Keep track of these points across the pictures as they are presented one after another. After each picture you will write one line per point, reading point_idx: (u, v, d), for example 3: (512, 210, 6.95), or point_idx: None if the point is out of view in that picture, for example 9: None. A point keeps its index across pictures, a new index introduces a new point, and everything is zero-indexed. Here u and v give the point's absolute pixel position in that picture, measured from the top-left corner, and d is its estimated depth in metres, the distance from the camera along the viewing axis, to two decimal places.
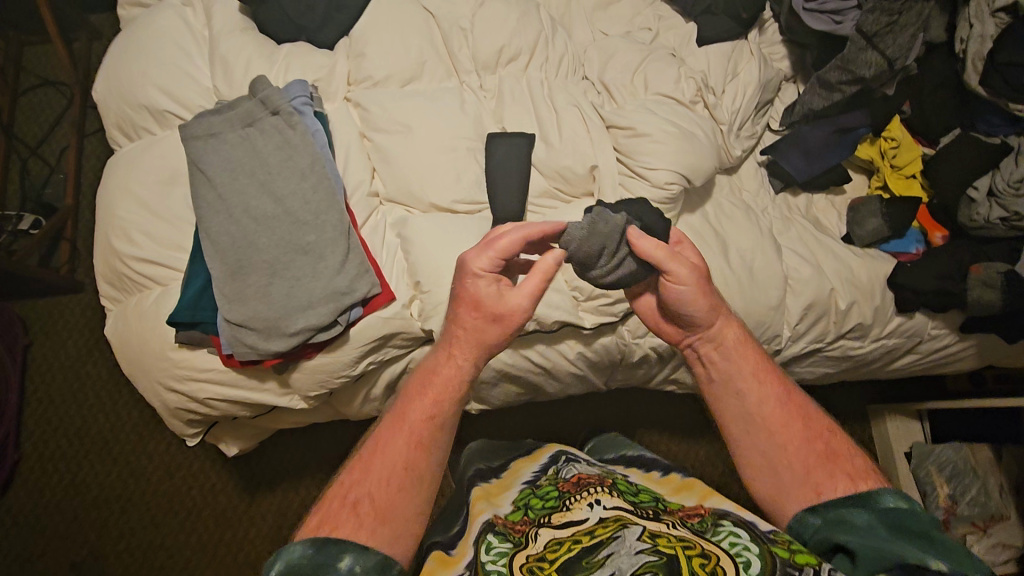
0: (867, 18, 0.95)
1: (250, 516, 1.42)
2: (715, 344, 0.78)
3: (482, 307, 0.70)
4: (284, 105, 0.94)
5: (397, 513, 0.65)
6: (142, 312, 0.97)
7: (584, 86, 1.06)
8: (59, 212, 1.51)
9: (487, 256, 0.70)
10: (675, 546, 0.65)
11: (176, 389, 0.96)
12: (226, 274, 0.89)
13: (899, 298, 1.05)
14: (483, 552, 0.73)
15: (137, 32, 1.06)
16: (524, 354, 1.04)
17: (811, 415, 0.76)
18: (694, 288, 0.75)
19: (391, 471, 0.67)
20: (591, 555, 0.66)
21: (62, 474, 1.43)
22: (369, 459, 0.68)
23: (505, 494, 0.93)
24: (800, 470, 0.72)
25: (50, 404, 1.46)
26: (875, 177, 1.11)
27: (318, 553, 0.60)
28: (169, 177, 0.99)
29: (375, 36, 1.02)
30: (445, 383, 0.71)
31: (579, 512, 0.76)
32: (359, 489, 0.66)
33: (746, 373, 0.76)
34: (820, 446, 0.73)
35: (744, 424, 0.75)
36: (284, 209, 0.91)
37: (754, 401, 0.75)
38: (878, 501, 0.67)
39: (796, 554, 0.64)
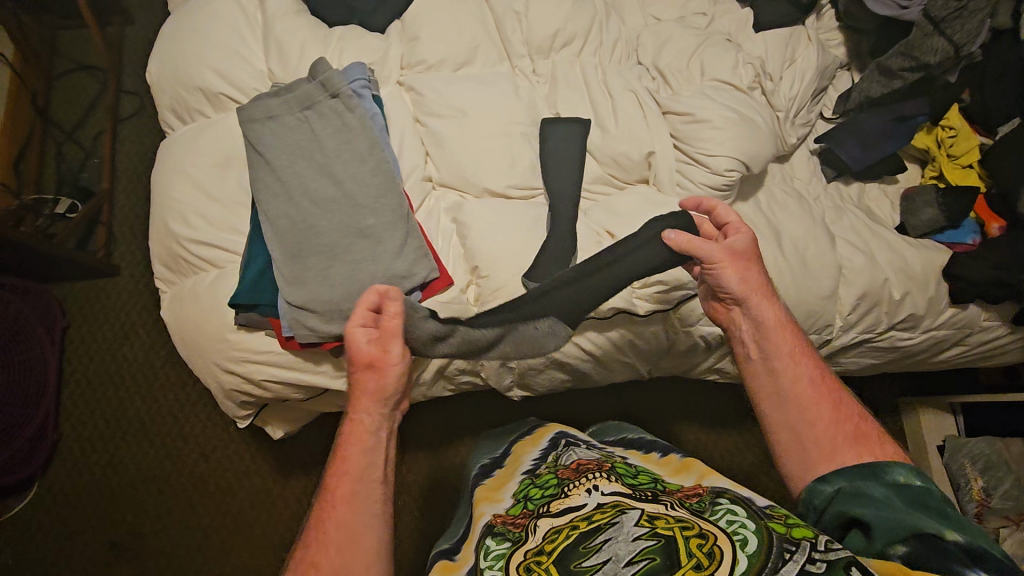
0: (936, 2, 0.92)
1: (284, 497, 1.43)
2: (752, 322, 0.80)
3: (366, 363, 0.73)
4: (344, 88, 0.92)
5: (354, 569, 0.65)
6: (198, 294, 0.98)
7: (638, 72, 1.05)
8: (96, 196, 1.52)
9: (358, 316, 0.74)
10: (672, 527, 0.66)
11: (232, 370, 0.97)
12: (287, 256, 0.89)
13: (953, 289, 1.04)
14: (483, 559, 0.73)
15: (189, 14, 1.06)
16: (573, 341, 1.04)
17: (845, 398, 0.78)
18: (729, 268, 0.79)
19: (326, 543, 0.67)
20: (587, 540, 0.67)
21: (99, 455, 1.45)
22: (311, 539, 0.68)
23: (506, 487, 0.94)
24: (827, 447, 0.74)
25: (88, 386, 1.48)
26: (929, 167, 1.10)
27: None
28: (225, 160, 0.99)
29: (428, 20, 1.03)
30: (358, 443, 0.72)
31: (578, 497, 0.79)
32: (317, 553, 0.66)
33: (783, 354, 0.79)
34: (850, 427, 0.75)
35: (777, 401, 0.78)
36: (344, 192, 0.90)
37: (787, 382, 0.78)
38: (890, 473, 0.70)
39: (793, 529, 0.65)
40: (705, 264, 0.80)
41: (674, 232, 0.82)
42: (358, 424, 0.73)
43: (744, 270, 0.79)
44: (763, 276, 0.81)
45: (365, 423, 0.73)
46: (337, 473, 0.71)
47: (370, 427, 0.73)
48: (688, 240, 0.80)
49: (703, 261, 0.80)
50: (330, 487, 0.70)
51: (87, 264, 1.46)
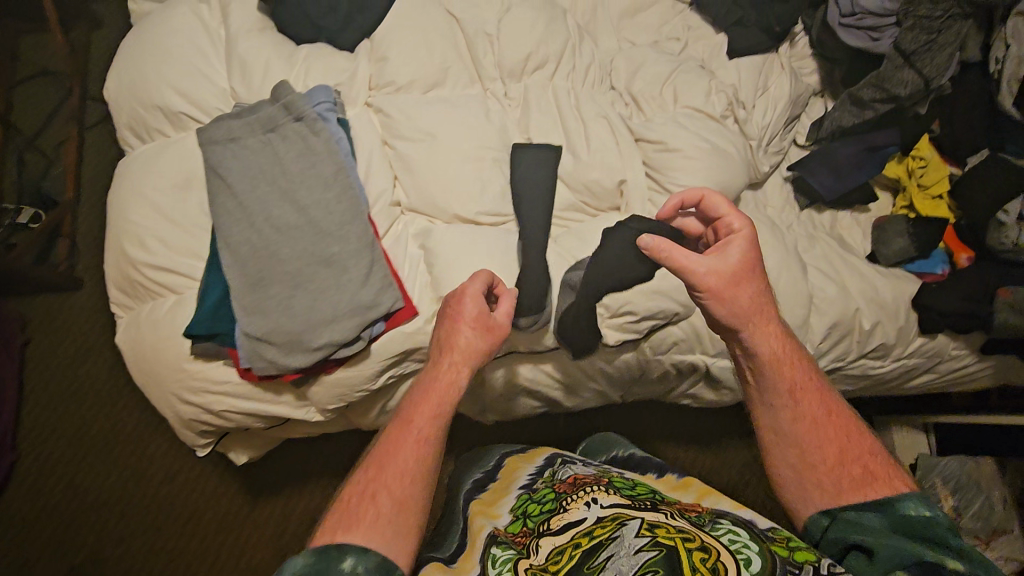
0: (906, 36, 0.95)
1: (250, 520, 1.40)
2: (747, 351, 0.76)
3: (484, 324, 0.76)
4: (308, 111, 0.89)
5: (411, 505, 0.66)
6: (154, 322, 0.94)
7: (611, 97, 1.04)
8: (57, 206, 1.46)
9: (477, 282, 0.77)
10: (675, 538, 0.67)
11: (190, 401, 0.93)
12: (247, 284, 0.86)
13: (923, 318, 1.04)
14: (491, 567, 0.73)
15: (152, 29, 1.02)
16: (543, 368, 1.03)
17: (853, 435, 0.73)
18: (717, 298, 0.74)
19: (399, 472, 0.67)
20: (590, 560, 0.67)
21: (60, 476, 1.40)
22: (380, 459, 0.68)
23: (503, 502, 0.89)
24: (829, 487, 0.71)
25: (48, 404, 1.43)
26: (900, 197, 1.09)
27: (318, 560, 0.59)
28: (185, 182, 0.96)
29: (397, 40, 1.01)
30: (442, 389, 0.72)
31: (577, 511, 0.77)
32: (378, 482, 0.66)
33: (784, 390, 0.75)
34: (858, 469, 0.71)
35: (777, 436, 0.74)
36: (307, 219, 0.87)
37: (786, 419, 0.74)
38: (900, 507, 0.67)
39: (795, 552, 0.67)
40: (694, 290, 0.75)
41: (651, 235, 0.74)
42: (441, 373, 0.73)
43: (734, 297, 0.74)
44: (763, 299, 0.75)
45: (448, 374, 0.73)
46: (416, 407, 0.71)
47: (455, 385, 0.73)
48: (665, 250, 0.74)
49: (689, 287, 0.75)
50: (409, 418, 0.70)
51: (48, 277, 1.41)
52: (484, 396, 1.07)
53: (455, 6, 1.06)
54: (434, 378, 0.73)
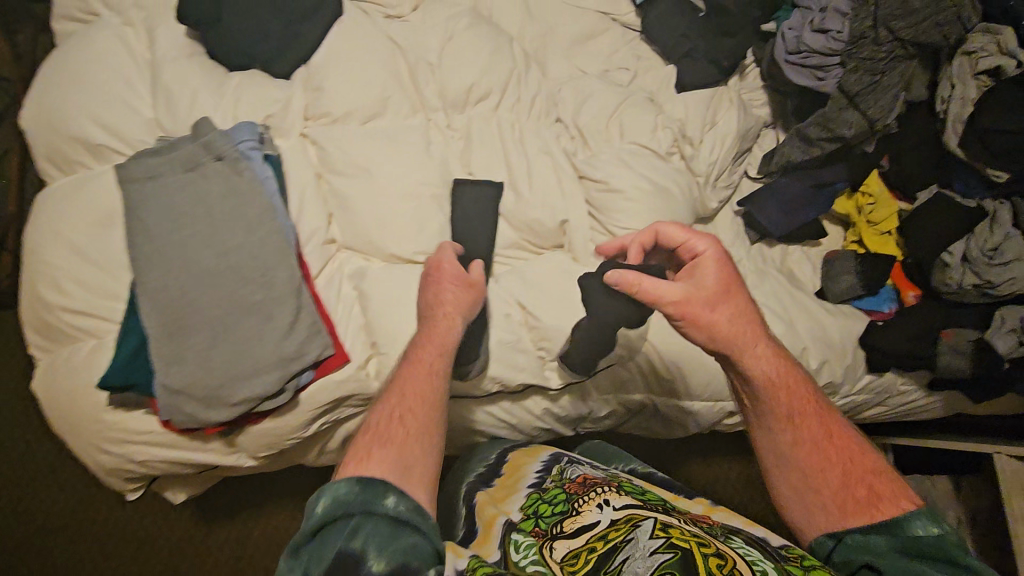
0: (850, 78, 0.93)
1: (208, 542, 1.35)
2: (742, 377, 0.76)
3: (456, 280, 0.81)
4: (229, 151, 0.85)
5: (429, 427, 0.71)
6: (71, 368, 0.89)
7: (557, 130, 1.01)
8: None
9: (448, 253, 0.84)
10: (689, 540, 0.68)
11: (111, 451, 0.89)
12: (166, 334, 0.82)
13: (869, 356, 1.03)
14: (515, 554, 0.73)
15: (72, 53, 0.97)
16: (487, 409, 1.00)
17: (855, 453, 0.73)
18: (694, 326, 0.75)
19: (411, 402, 0.72)
20: (609, 561, 0.68)
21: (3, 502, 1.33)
22: (400, 394, 0.73)
23: (513, 495, 0.87)
24: (834, 511, 0.71)
25: None
26: (850, 232, 1.09)
27: (363, 491, 0.63)
28: (105, 219, 0.91)
29: (334, 69, 0.96)
30: (438, 337, 0.77)
31: (589, 513, 0.77)
32: (401, 408, 0.72)
33: (780, 414, 0.74)
34: (863, 490, 0.71)
35: (778, 463, 0.74)
36: (229, 264, 0.83)
37: (786, 444, 0.74)
38: (907, 528, 0.66)
39: (811, 568, 0.67)
40: (677, 319, 0.75)
41: (613, 273, 0.74)
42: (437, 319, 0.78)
43: (714, 322, 0.74)
44: (742, 319, 0.75)
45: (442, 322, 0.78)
46: (420, 347, 0.76)
47: (449, 337, 0.77)
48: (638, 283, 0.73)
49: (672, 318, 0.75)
50: (417, 357, 0.75)
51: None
52: None
53: (396, 33, 1.01)
54: (433, 330, 0.77)
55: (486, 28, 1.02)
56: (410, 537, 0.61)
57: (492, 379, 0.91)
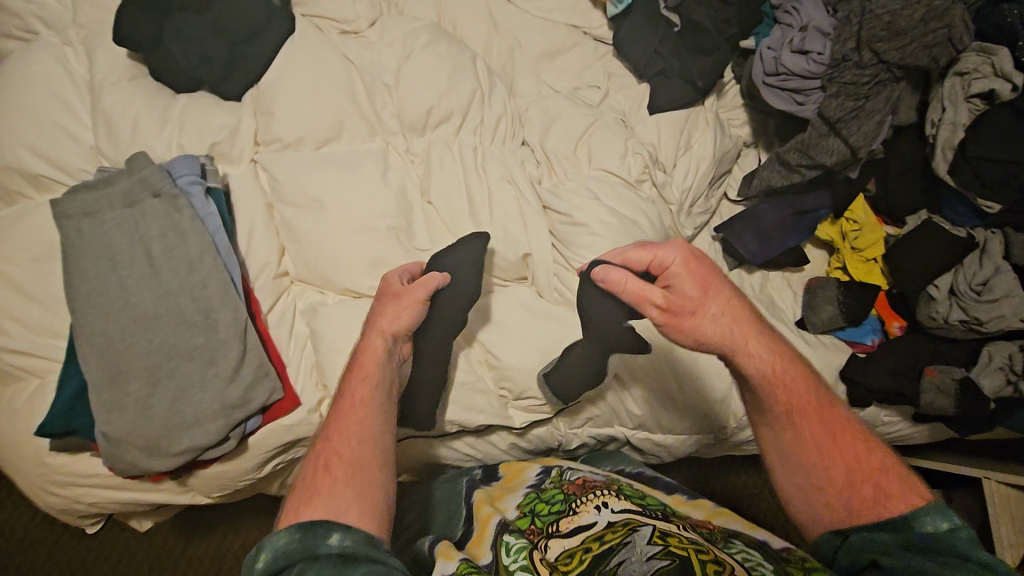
0: (829, 103, 0.87)
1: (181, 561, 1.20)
2: (735, 374, 0.70)
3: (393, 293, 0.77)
4: (167, 186, 0.82)
5: (367, 457, 0.63)
6: (13, 410, 0.86)
7: (522, 154, 0.95)
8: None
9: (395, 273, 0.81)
10: (687, 548, 0.63)
11: (58, 493, 0.87)
12: (104, 381, 0.78)
13: (851, 392, 0.97)
14: (505, 555, 0.68)
15: (9, 75, 0.92)
16: (451, 445, 0.96)
17: (861, 448, 0.65)
18: (684, 323, 0.68)
19: (346, 439, 0.65)
20: (602, 565, 0.64)
21: None
22: (327, 434, 0.66)
23: (510, 496, 0.84)
24: (838, 510, 0.63)
25: None
26: (834, 257, 1.03)
27: (304, 535, 0.55)
28: (45, 254, 0.87)
29: (285, 92, 0.91)
30: (370, 360, 0.72)
31: (587, 514, 0.73)
32: (332, 452, 0.64)
33: (778, 411, 0.67)
34: (869, 490, 0.63)
35: (777, 458, 0.68)
36: (168, 308, 0.79)
37: (785, 439, 0.67)
38: (916, 524, 0.58)
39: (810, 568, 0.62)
40: (664, 317, 0.69)
41: (604, 268, 0.72)
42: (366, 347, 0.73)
43: (703, 318, 0.68)
44: (731, 313, 0.69)
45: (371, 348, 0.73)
46: (353, 377, 0.71)
47: (378, 351, 0.73)
48: (625, 279, 0.70)
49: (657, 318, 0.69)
50: (347, 390, 0.70)
51: None
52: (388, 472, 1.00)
53: (352, 51, 0.96)
54: (359, 365, 0.72)
55: (447, 43, 0.96)
56: (362, 565, 0.51)
57: (450, 422, 0.87)
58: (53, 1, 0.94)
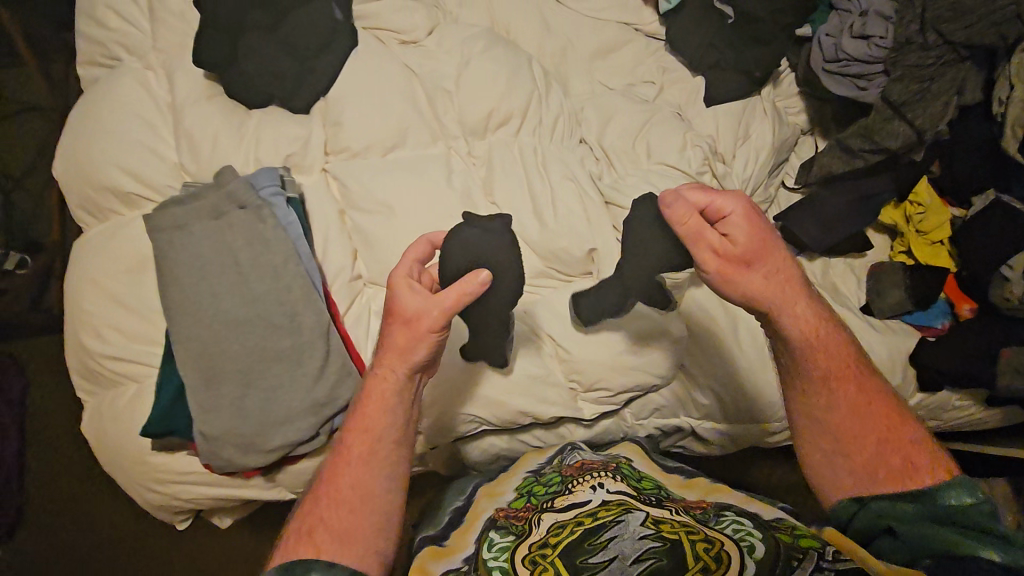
0: (894, 87, 0.89)
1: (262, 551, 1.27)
2: (777, 332, 0.70)
3: (405, 318, 0.69)
4: (251, 198, 0.86)
5: (356, 525, 0.65)
6: (116, 412, 0.92)
7: (581, 152, 0.97)
8: (43, 248, 1.36)
9: (405, 264, 0.71)
10: (678, 530, 0.68)
11: (157, 490, 0.93)
12: (200, 383, 0.83)
13: (922, 376, 0.97)
14: (485, 549, 0.72)
15: (98, 101, 0.98)
16: (520, 438, 0.98)
17: (892, 422, 0.69)
18: (729, 275, 0.67)
19: (339, 496, 0.67)
20: (594, 537, 0.69)
21: (65, 518, 1.28)
22: (319, 488, 0.68)
23: (509, 480, 0.89)
24: (864, 476, 0.68)
25: (43, 446, 1.32)
26: (897, 241, 1.02)
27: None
28: (137, 266, 0.93)
29: (352, 103, 0.95)
30: (379, 402, 0.70)
31: (582, 493, 0.78)
32: (320, 516, 0.66)
33: (816, 375, 0.70)
34: (896, 458, 0.67)
35: (809, 419, 0.71)
36: (257, 313, 0.84)
37: (820, 403, 0.70)
38: (940, 498, 0.63)
39: (800, 539, 0.67)
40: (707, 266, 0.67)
41: (672, 192, 0.65)
42: (380, 380, 0.70)
43: (751, 274, 0.66)
44: (780, 274, 0.67)
45: (387, 381, 0.70)
46: (357, 425, 0.70)
47: (393, 384, 0.70)
48: (684, 217, 0.65)
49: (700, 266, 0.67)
50: (348, 441, 0.69)
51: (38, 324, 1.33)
52: (458, 464, 1.03)
53: (411, 60, 1.00)
54: (368, 402, 0.70)
55: (503, 48, 0.99)
56: None
57: (523, 414, 0.90)
58: (132, 27, 0.99)
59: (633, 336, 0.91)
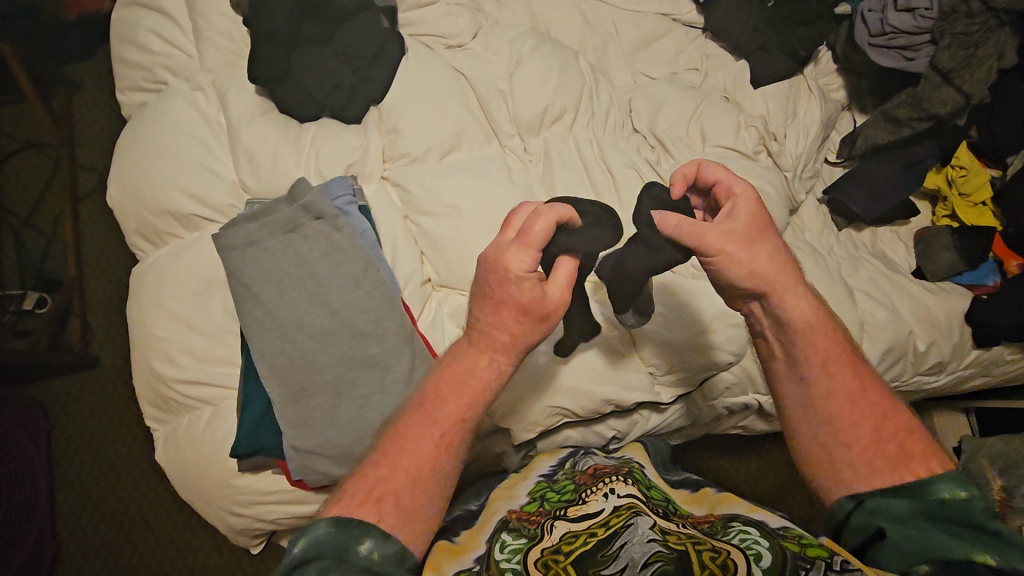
0: (943, 54, 0.93)
1: None
2: (775, 319, 0.67)
3: (522, 309, 0.62)
4: (327, 208, 0.87)
5: (423, 503, 0.61)
6: (195, 437, 0.91)
7: (636, 141, 0.99)
8: (63, 286, 1.31)
9: (522, 254, 0.61)
10: (685, 542, 0.65)
11: (242, 513, 0.91)
12: (289, 397, 0.83)
13: (977, 332, 1.01)
14: (497, 551, 0.70)
15: (149, 125, 0.97)
16: (596, 430, 0.97)
17: (887, 411, 0.67)
18: (727, 260, 0.64)
19: (412, 471, 0.61)
20: (606, 547, 0.66)
21: (108, 559, 1.23)
22: (383, 456, 0.62)
23: (521, 484, 0.85)
24: (864, 470, 0.65)
25: (81, 487, 1.26)
26: (940, 206, 1.05)
27: (338, 532, 0.57)
28: (204, 288, 0.91)
29: (408, 107, 0.94)
30: (478, 382, 0.63)
31: (594, 502, 0.74)
32: (386, 485, 0.60)
33: (814, 362, 0.67)
34: (893, 447, 0.65)
35: (805, 411, 0.68)
36: (341, 322, 0.84)
37: (818, 393, 0.67)
38: (932, 492, 0.61)
39: (807, 547, 0.63)
40: (706, 257, 0.65)
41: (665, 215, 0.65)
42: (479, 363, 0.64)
43: (754, 257, 0.65)
44: (780, 260, 0.66)
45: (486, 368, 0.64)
46: (442, 397, 0.63)
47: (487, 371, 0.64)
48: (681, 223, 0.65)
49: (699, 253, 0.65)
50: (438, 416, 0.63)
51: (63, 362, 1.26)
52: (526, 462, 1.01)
53: (460, 62, 1.00)
54: (440, 393, 0.64)
55: (550, 46, 1.00)
56: None
57: (607, 403, 0.91)
58: (177, 50, 0.99)
59: (707, 316, 0.92)
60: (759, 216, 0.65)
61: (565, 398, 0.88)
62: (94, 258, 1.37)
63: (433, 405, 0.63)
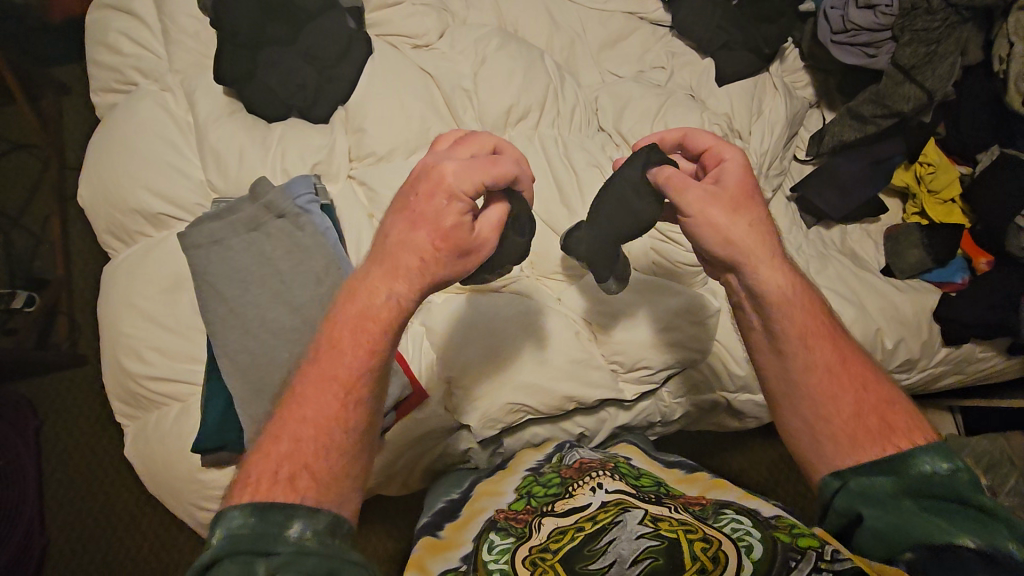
0: (903, 52, 0.93)
1: None
2: (751, 292, 0.65)
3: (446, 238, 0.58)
4: (290, 207, 0.88)
5: (342, 471, 0.56)
6: (163, 433, 0.92)
7: (601, 139, 1.00)
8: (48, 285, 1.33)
9: (469, 174, 0.57)
10: (675, 529, 0.62)
11: (209, 509, 0.92)
12: (251, 393, 0.83)
13: (946, 329, 1.00)
14: (486, 552, 0.68)
15: (120, 125, 0.98)
16: (562, 427, 0.97)
17: (870, 383, 0.63)
18: (698, 219, 0.64)
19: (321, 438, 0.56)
20: (592, 542, 0.63)
21: (92, 555, 1.24)
22: (282, 423, 0.56)
23: (508, 480, 0.85)
24: (845, 443, 0.61)
25: (68, 482, 1.28)
26: (911, 203, 1.05)
27: (259, 521, 0.50)
28: (172, 285, 0.93)
29: (374, 107, 0.95)
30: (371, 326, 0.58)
31: (582, 496, 0.72)
32: (301, 459, 0.54)
33: (791, 335, 0.64)
34: (874, 421, 0.61)
35: (784, 386, 0.65)
36: (303, 318, 0.84)
37: (797, 365, 0.64)
38: (914, 464, 0.57)
39: (798, 539, 0.60)
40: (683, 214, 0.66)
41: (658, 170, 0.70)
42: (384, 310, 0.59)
43: (735, 216, 0.64)
44: (763, 228, 0.65)
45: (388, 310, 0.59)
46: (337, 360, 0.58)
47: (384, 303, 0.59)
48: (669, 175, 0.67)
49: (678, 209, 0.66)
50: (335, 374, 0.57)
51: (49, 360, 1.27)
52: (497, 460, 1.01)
53: (425, 62, 1.00)
54: (332, 349, 0.59)
55: (515, 44, 1.01)
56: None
57: (568, 398, 0.91)
58: (148, 53, 1.00)
59: (670, 312, 0.92)
60: (748, 179, 0.66)
61: (532, 391, 0.89)
62: (80, 258, 1.39)
63: (330, 361, 0.58)
